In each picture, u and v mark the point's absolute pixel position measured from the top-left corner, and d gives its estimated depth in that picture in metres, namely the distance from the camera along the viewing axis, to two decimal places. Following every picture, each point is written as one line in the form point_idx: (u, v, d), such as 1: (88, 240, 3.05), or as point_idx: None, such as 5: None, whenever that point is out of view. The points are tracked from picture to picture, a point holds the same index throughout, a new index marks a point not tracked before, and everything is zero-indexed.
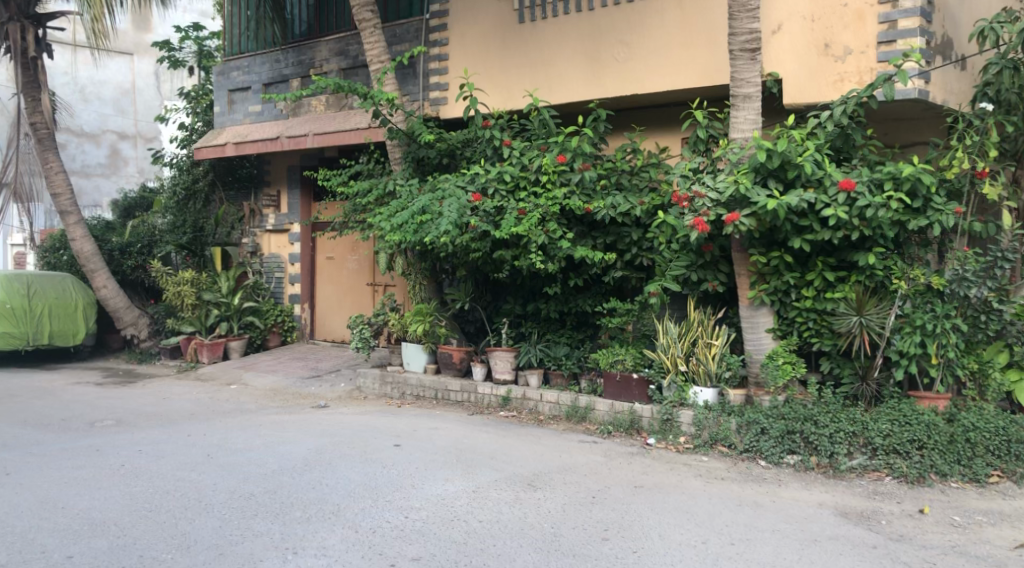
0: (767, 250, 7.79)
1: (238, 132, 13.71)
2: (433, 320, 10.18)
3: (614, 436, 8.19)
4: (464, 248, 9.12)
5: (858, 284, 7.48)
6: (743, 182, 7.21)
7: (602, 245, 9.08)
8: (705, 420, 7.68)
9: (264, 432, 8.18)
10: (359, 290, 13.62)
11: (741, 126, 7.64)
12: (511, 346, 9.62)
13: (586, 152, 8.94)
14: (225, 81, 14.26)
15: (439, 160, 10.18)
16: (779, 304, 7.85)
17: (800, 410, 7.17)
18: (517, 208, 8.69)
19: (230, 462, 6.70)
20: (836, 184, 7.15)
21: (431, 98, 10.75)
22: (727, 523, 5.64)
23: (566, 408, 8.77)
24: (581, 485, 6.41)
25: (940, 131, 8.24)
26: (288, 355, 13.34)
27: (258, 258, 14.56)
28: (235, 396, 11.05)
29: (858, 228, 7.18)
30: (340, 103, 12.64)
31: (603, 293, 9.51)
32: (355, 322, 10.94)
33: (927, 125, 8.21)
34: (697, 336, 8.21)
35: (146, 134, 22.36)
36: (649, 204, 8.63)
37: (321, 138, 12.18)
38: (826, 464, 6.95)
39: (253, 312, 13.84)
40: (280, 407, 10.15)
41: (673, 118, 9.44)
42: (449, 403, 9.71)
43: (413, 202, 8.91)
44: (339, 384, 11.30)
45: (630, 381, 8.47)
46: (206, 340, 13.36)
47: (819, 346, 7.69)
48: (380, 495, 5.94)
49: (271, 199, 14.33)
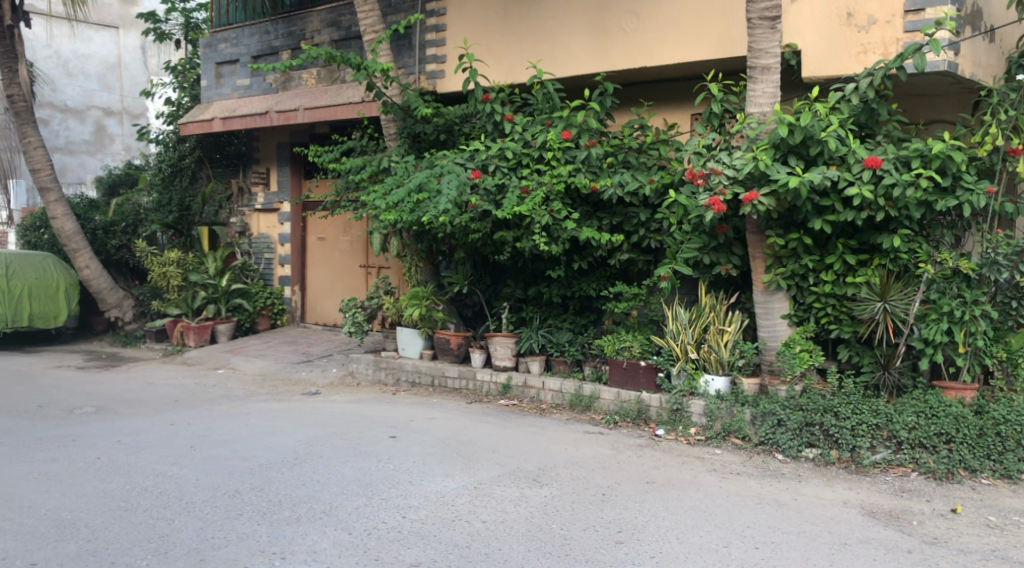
0: (785, 232, 7.37)
1: (225, 107, 13.16)
2: (429, 303, 9.69)
3: (621, 426, 7.80)
4: (463, 229, 8.67)
5: (881, 268, 7.06)
6: (762, 158, 6.76)
7: (607, 226, 8.65)
8: (717, 411, 7.32)
9: (252, 422, 7.75)
10: (352, 272, 13.16)
11: (759, 99, 7.18)
12: (512, 331, 9.21)
13: (592, 128, 8.50)
14: (212, 54, 13.70)
15: (436, 136, 9.78)
16: (796, 289, 7.45)
17: (819, 401, 6.77)
18: (520, 186, 8.27)
19: (215, 455, 6.27)
20: (861, 161, 6.72)
21: (428, 71, 10.27)
22: (748, 524, 5.27)
23: (570, 397, 8.38)
24: (589, 481, 6.02)
25: (966, 108, 7.83)
26: (278, 339, 12.89)
27: (247, 238, 14.09)
28: (222, 382, 10.60)
29: (883, 208, 6.76)
30: (333, 76, 12.15)
31: (608, 277, 9.08)
32: (348, 306, 10.46)
33: (952, 102, 7.80)
34: (709, 322, 7.79)
35: (133, 111, 21.75)
36: (659, 182, 8.19)
37: (312, 113, 11.67)
38: (847, 459, 6.59)
39: (241, 295, 13.38)
40: (270, 394, 9.73)
41: (684, 93, 8.96)
42: (446, 391, 9.33)
43: (410, 179, 8.45)
44: (331, 369, 10.88)
45: (637, 369, 8.06)
46: (193, 323, 12.91)
47: (838, 333, 7.32)
48: (375, 492, 5.53)
49: (261, 176, 13.79)
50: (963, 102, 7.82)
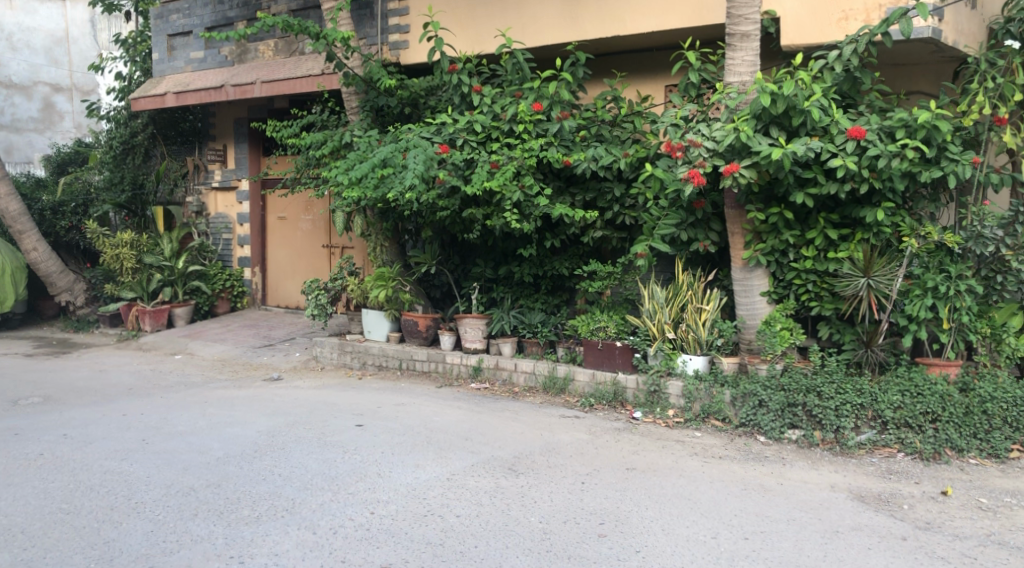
0: (766, 206, 7.14)
1: (178, 81, 12.53)
2: (395, 285, 9.29)
3: (597, 409, 7.53)
4: (431, 207, 8.32)
5: (864, 243, 6.85)
6: (744, 128, 6.45)
7: (580, 203, 8.34)
8: (696, 392, 7.09)
9: (209, 412, 7.33)
10: (314, 252, 12.70)
11: (738, 68, 6.90)
12: (482, 312, 8.88)
13: (564, 100, 8.17)
14: (163, 25, 13.02)
15: (401, 110, 9.36)
16: (775, 265, 7.22)
17: (801, 381, 6.57)
18: (489, 161, 7.91)
19: (169, 449, 5.86)
20: (844, 132, 6.49)
21: (391, 41, 9.83)
22: (735, 513, 5.04)
23: (544, 379, 8.09)
24: (567, 469, 5.74)
25: (948, 76, 7.61)
26: (238, 323, 12.42)
27: (204, 218, 13.50)
28: (179, 369, 10.13)
29: (867, 180, 6.54)
30: (291, 48, 11.61)
31: (581, 255, 8.78)
32: (311, 288, 9.97)
33: (933, 70, 7.59)
34: (686, 301, 7.53)
35: (82, 86, 20.82)
36: (634, 156, 7.89)
37: (270, 86, 11.14)
38: (832, 440, 6.39)
39: (199, 277, 12.83)
40: (229, 380, 9.30)
41: (658, 64, 8.64)
42: (415, 374, 8.99)
43: (374, 153, 8.03)
44: (293, 354, 10.47)
45: (614, 349, 7.78)
46: (148, 307, 12.35)
47: (820, 310, 7.10)
48: (341, 486, 5.19)
49: (217, 153, 13.23)
50: (946, 72, 7.59)
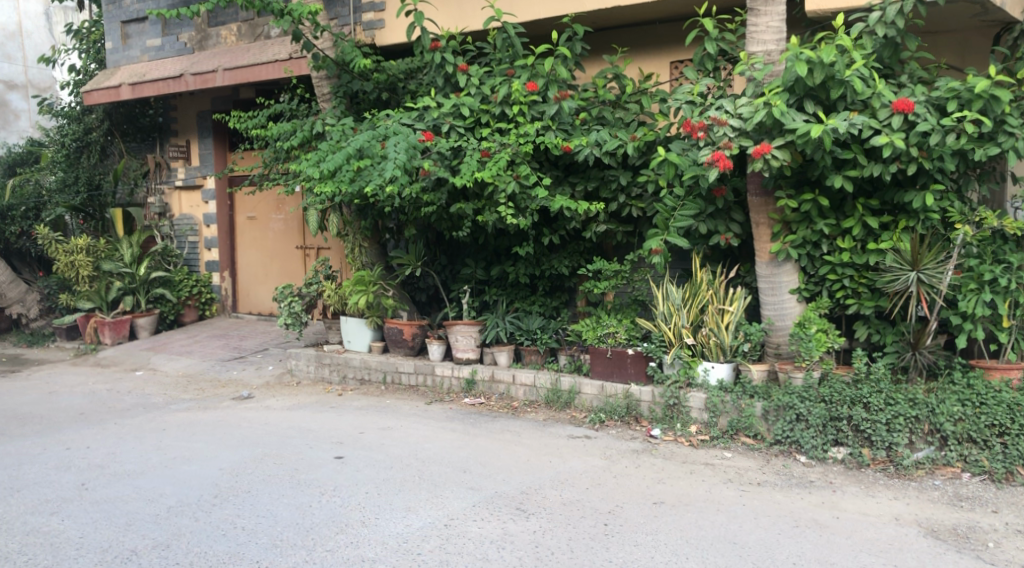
0: (797, 192, 6.31)
1: (134, 72, 11.48)
2: (376, 290, 8.42)
3: (608, 426, 6.67)
4: (414, 202, 7.42)
5: (909, 231, 6.03)
6: (777, 102, 5.58)
7: (581, 193, 7.48)
8: (721, 405, 6.27)
9: (167, 442, 6.37)
10: (288, 254, 11.74)
11: (761, 36, 6.07)
12: (474, 318, 7.99)
13: (561, 78, 7.28)
14: (116, 11, 11.92)
15: (377, 95, 8.48)
16: (806, 259, 6.42)
17: (844, 391, 5.76)
18: (479, 149, 7.04)
19: (112, 498, 4.91)
20: (888, 105, 5.64)
21: (364, 20, 8.96)
22: (793, 560, 4.20)
23: (546, 393, 7.23)
24: (584, 507, 4.86)
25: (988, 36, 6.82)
26: (206, 333, 11.45)
27: (167, 220, 12.49)
28: (138, 388, 9.12)
29: (916, 160, 5.70)
30: (255, 31, 10.61)
31: (582, 252, 7.95)
32: (283, 294, 9.00)
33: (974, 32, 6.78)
34: (706, 302, 6.68)
35: (38, 83, 19.49)
36: (642, 139, 6.99)
37: (233, 74, 10.17)
38: (883, 459, 5.59)
39: (163, 284, 11.81)
40: (195, 400, 8.34)
41: (662, 38, 7.79)
42: (401, 389, 8.10)
43: (348, 143, 7.08)
44: (265, 367, 9.53)
45: (624, 358, 6.90)
46: (108, 318, 11.31)
47: (858, 309, 6.29)
48: (318, 542, 4.29)
49: (180, 150, 12.24)
50: (974, 51, 6.78)
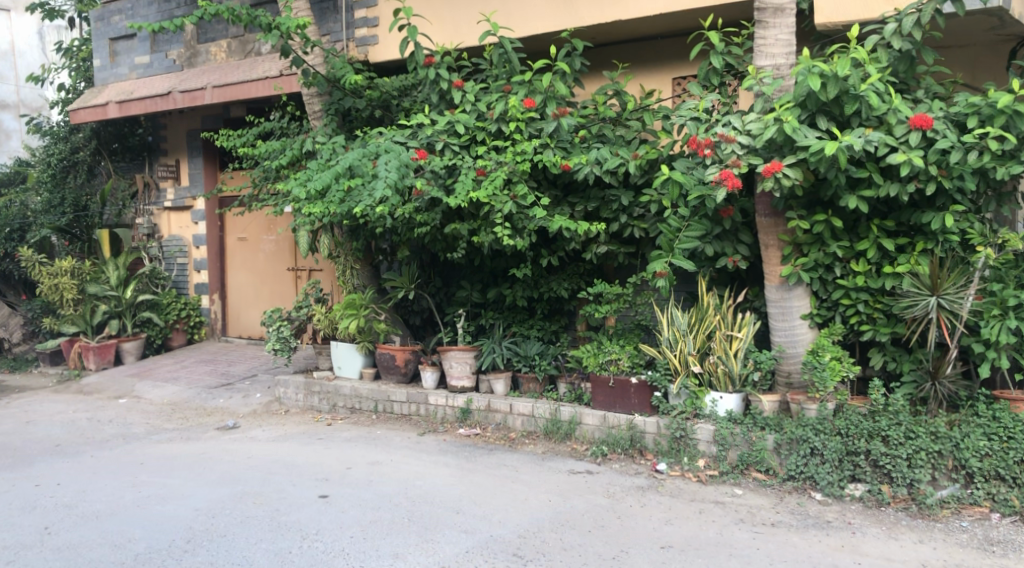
0: (809, 213, 5.99)
1: (122, 89, 11.22)
2: (367, 314, 8.07)
3: (611, 460, 6.31)
4: (407, 223, 7.10)
5: (927, 254, 5.72)
6: (788, 118, 5.28)
7: (581, 214, 7.17)
8: (730, 438, 5.92)
9: (143, 478, 6.00)
10: (279, 276, 11.40)
11: (770, 49, 5.79)
12: (470, 344, 7.65)
13: (560, 94, 7.01)
14: (104, 28, 11.67)
15: (370, 113, 8.21)
16: (818, 282, 6.11)
17: (862, 424, 5.44)
18: (474, 168, 6.74)
19: (77, 544, 4.54)
20: (905, 122, 5.36)
21: (357, 36, 8.70)
22: None
23: (545, 424, 6.87)
24: (586, 553, 4.50)
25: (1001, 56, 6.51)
26: (194, 358, 11.09)
27: (155, 241, 12.19)
28: (120, 417, 8.74)
29: (935, 179, 5.39)
30: (246, 48, 10.35)
31: (582, 274, 7.64)
32: (272, 319, 8.60)
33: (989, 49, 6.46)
34: (713, 328, 6.35)
35: (31, 103, 19.24)
36: (644, 158, 6.69)
37: (222, 91, 9.91)
38: (905, 497, 5.23)
39: (151, 307, 11.45)
40: (178, 430, 7.98)
41: (664, 53, 7.53)
42: (393, 419, 7.74)
43: (338, 161, 6.78)
44: (253, 394, 9.16)
45: (627, 388, 6.56)
46: (92, 342, 10.95)
47: (873, 335, 5.96)
48: None
49: (169, 169, 11.95)
50: (986, 69, 6.44)
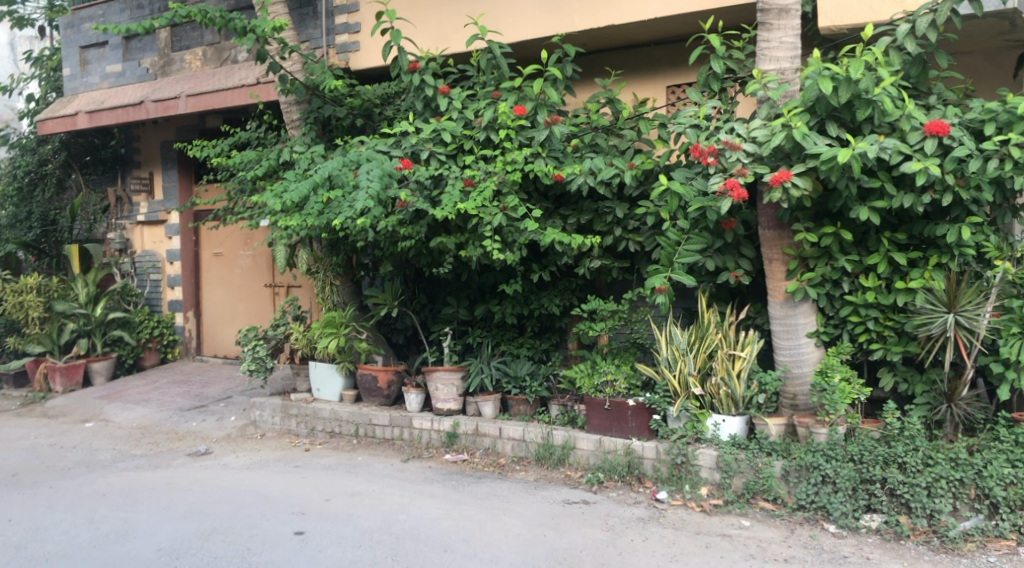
0: (817, 225, 5.69)
1: (93, 99, 10.79)
2: (348, 332, 7.66)
3: (608, 488, 5.93)
4: (390, 237, 6.71)
5: (942, 268, 5.40)
6: (797, 124, 5.01)
7: (574, 226, 6.81)
8: (735, 464, 5.55)
9: (103, 512, 5.53)
10: (256, 292, 10.96)
11: (774, 52, 5.48)
12: (456, 364, 7.25)
13: (551, 101, 6.69)
14: (74, 36, 11.25)
15: (351, 122, 7.83)
16: (825, 298, 5.78)
17: (876, 450, 5.10)
18: (462, 178, 6.39)
19: None
20: (919, 128, 5.06)
21: (338, 42, 8.35)
22: None
23: (536, 449, 6.47)
24: None
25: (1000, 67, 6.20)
26: (167, 379, 10.59)
27: (128, 256, 11.60)
28: (85, 442, 8.24)
29: (951, 188, 5.09)
30: (221, 56, 9.96)
31: (575, 290, 7.28)
32: (246, 337, 8.17)
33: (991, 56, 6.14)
34: (715, 347, 5.98)
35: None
36: (640, 167, 6.36)
37: (196, 101, 9.51)
38: (925, 529, 4.87)
39: (121, 325, 10.93)
40: (146, 457, 7.50)
41: (658, 60, 7.22)
42: (375, 444, 7.32)
43: (317, 170, 6.40)
44: (227, 417, 8.69)
45: (624, 410, 6.20)
46: (59, 362, 10.42)
47: (884, 354, 5.62)
48: None
49: (142, 182, 11.51)
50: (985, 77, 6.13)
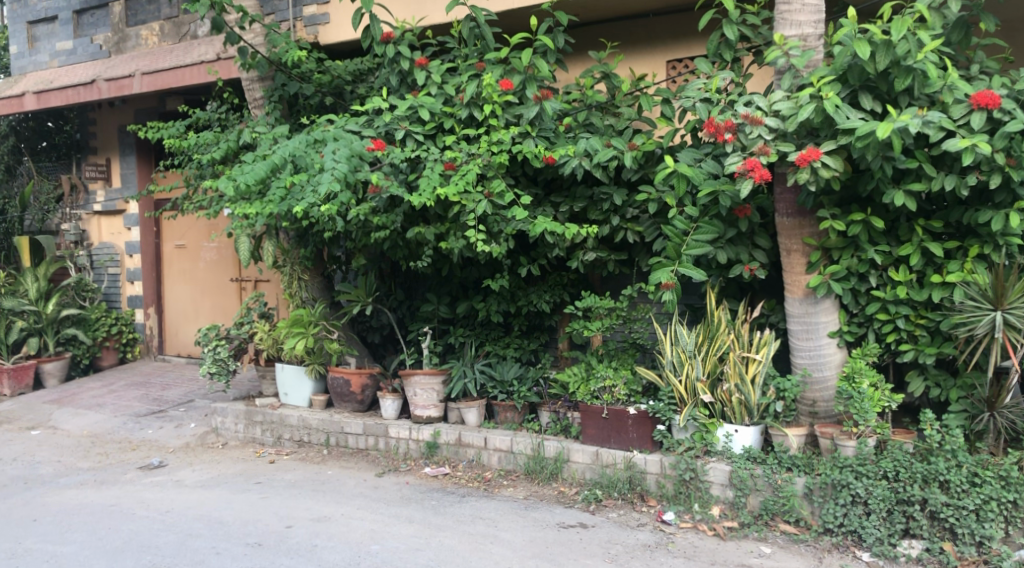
0: (843, 211, 5.06)
1: (41, 78, 9.96)
2: (316, 332, 6.94)
3: (607, 507, 5.29)
4: (362, 226, 6.01)
5: (983, 260, 4.79)
6: (828, 95, 4.39)
7: (566, 215, 6.15)
8: (750, 482, 4.92)
9: (28, 543, 4.79)
10: (220, 287, 10.21)
11: (796, 16, 4.83)
12: (436, 366, 6.56)
13: (541, 75, 6.01)
14: (21, 10, 10.42)
15: (320, 100, 7.08)
16: (850, 294, 5.16)
17: (915, 466, 4.47)
18: (442, 161, 5.69)
19: None
20: (964, 101, 4.44)
21: (306, 15, 7.62)
22: None
23: (526, 462, 5.82)
24: None
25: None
26: (125, 381, 9.82)
27: (84, 249, 10.83)
28: (27, 453, 7.47)
29: (1000, 169, 4.47)
30: (180, 31, 9.16)
31: (566, 286, 6.64)
32: (206, 337, 7.41)
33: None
34: (726, 349, 5.32)
35: None
36: (641, 149, 5.70)
37: (151, 79, 8.74)
38: (974, 558, 4.28)
39: (75, 323, 10.10)
40: (92, 471, 6.76)
41: (657, 33, 6.56)
42: (346, 455, 6.63)
43: (276, 150, 5.69)
44: (187, 424, 7.96)
45: (624, 420, 5.52)
46: (6, 363, 9.50)
47: (916, 357, 4.99)
48: None
49: (98, 169, 10.66)
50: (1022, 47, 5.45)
